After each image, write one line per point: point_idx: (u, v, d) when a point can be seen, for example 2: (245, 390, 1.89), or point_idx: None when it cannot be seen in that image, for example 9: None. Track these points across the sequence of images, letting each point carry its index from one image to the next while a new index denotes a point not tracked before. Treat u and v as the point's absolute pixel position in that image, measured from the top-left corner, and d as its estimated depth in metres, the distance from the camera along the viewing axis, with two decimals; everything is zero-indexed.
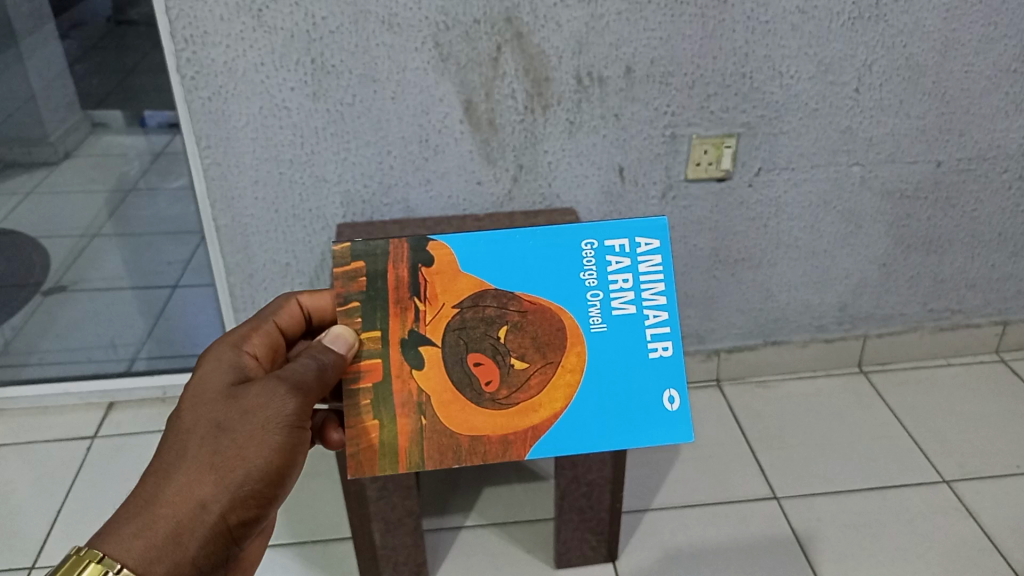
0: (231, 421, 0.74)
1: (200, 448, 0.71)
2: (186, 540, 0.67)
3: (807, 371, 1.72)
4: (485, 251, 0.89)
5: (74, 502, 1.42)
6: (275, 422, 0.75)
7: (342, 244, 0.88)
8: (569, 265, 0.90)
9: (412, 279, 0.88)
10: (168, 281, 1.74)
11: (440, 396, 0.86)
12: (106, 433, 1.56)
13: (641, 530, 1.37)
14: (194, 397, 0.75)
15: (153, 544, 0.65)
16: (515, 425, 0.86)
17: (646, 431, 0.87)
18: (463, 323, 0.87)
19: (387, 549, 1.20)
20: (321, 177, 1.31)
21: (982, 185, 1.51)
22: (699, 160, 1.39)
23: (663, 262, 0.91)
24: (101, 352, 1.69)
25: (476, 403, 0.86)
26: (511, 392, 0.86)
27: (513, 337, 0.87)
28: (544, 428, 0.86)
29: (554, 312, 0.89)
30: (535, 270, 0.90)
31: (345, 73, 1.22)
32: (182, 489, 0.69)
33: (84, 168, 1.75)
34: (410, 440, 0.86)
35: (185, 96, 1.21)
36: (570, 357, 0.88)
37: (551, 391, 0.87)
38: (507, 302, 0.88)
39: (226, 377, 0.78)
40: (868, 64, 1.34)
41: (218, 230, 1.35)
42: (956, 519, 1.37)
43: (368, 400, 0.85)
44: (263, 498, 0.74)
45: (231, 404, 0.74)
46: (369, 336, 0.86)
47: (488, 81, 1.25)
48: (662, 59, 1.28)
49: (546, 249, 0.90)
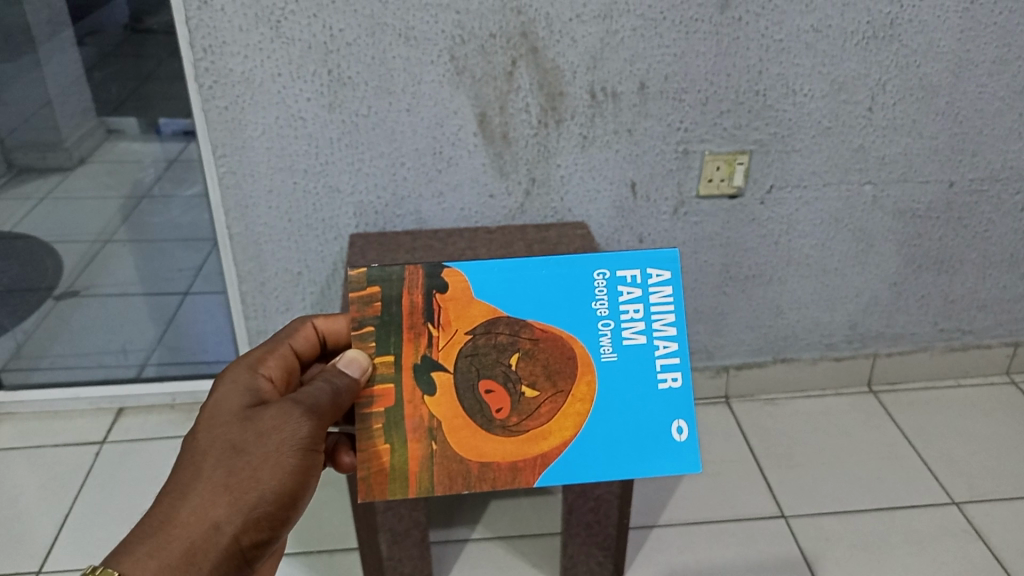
0: (246, 442, 0.74)
1: (215, 469, 0.72)
2: (199, 561, 0.68)
3: (816, 390, 1.72)
4: (498, 278, 0.88)
5: (82, 505, 1.42)
6: (290, 445, 0.75)
7: (357, 268, 0.87)
8: (581, 293, 0.89)
9: (426, 305, 0.87)
10: (179, 287, 1.74)
11: (450, 421, 0.86)
12: (115, 438, 1.58)
13: (648, 546, 1.37)
14: (210, 418, 0.76)
15: (166, 564, 0.67)
16: (524, 452, 0.86)
17: (653, 461, 0.87)
18: (475, 350, 0.87)
19: (393, 560, 1.20)
20: (335, 188, 1.32)
21: (994, 207, 1.51)
22: (711, 177, 1.39)
23: (674, 293, 0.90)
24: (112, 357, 1.76)
25: (486, 429, 0.86)
26: (521, 419, 0.87)
27: (524, 364, 0.87)
28: (552, 455, 0.86)
29: (565, 340, 0.88)
30: (547, 298, 0.89)
31: (361, 84, 1.23)
32: (197, 510, 0.70)
33: (96, 174, 1.66)
34: (419, 463, 0.86)
35: (202, 104, 1.23)
36: (581, 386, 0.88)
37: (560, 420, 0.87)
38: (519, 330, 0.88)
39: (241, 400, 0.78)
40: (881, 83, 1.34)
41: (231, 238, 1.36)
42: (966, 542, 1.37)
43: (380, 424, 0.86)
44: (276, 519, 0.75)
45: (246, 426, 0.75)
46: (382, 360, 0.86)
47: (503, 95, 1.26)
48: (676, 75, 1.29)
49: (558, 278, 0.89)
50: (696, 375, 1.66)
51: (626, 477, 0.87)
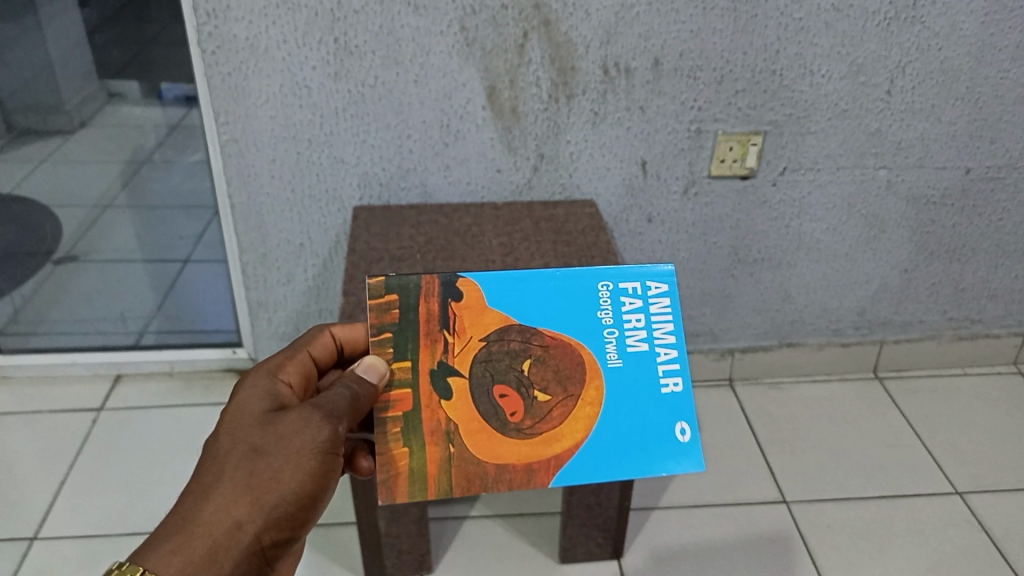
0: (267, 444, 0.73)
1: (237, 470, 0.71)
2: (221, 559, 0.67)
3: (821, 375, 1.70)
4: (509, 287, 0.87)
5: (79, 473, 1.41)
6: (311, 448, 0.73)
7: (375, 277, 0.85)
8: (585, 304, 0.88)
9: (442, 313, 0.85)
10: (179, 255, 1.76)
11: (466, 423, 0.83)
12: (113, 405, 1.55)
13: (648, 528, 1.36)
14: (232, 421, 0.75)
15: (190, 561, 0.66)
16: (539, 454, 0.82)
17: (659, 463, 0.84)
18: (489, 356, 0.84)
19: (391, 538, 1.18)
20: (340, 159, 1.29)
21: (1010, 195, 1.48)
22: (723, 157, 1.36)
23: (672, 304, 0.89)
24: (109, 326, 1.67)
25: (502, 433, 0.83)
26: (534, 422, 0.83)
27: (536, 369, 0.84)
28: (566, 457, 0.83)
29: (574, 347, 0.86)
30: (555, 307, 0.87)
31: (368, 54, 1.20)
32: (218, 509, 0.69)
33: (97, 140, 1.79)
34: (437, 464, 0.82)
35: (205, 70, 1.20)
36: (590, 390, 0.85)
37: (572, 422, 0.84)
38: (531, 336, 0.86)
39: (262, 404, 0.76)
40: (901, 66, 1.31)
41: (232, 208, 1.33)
42: (968, 533, 1.36)
43: (397, 428, 0.82)
44: (297, 521, 0.73)
45: (268, 429, 0.74)
46: (400, 365, 0.83)
47: (513, 68, 1.23)
48: (691, 52, 1.25)
49: (563, 290, 0.88)
50: (700, 358, 1.64)
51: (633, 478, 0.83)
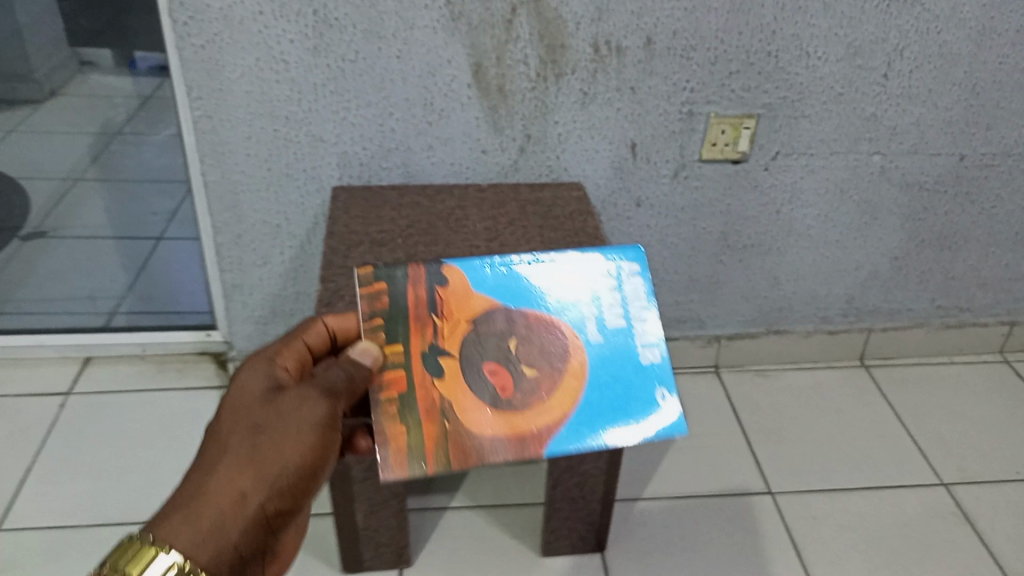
0: (268, 419, 0.70)
1: (240, 443, 0.68)
2: (228, 529, 0.65)
3: (808, 362, 1.68)
4: (488, 272, 0.86)
5: (45, 460, 1.36)
6: (312, 423, 0.70)
7: (363, 267, 0.84)
8: (563, 284, 0.87)
9: (430, 298, 0.83)
10: (151, 233, 1.69)
11: (461, 399, 0.80)
12: (82, 389, 1.51)
13: (632, 520, 1.33)
14: (233, 399, 0.72)
15: (197, 531, 0.64)
16: (532, 424, 0.79)
17: (647, 427, 0.81)
18: (478, 337, 0.82)
19: (369, 530, 1.15)
20: (318, 137, 1.24)
21: (1004, 182, 1.46)
22: (715, 141, 1.32)
23: (645, 283, 0.89)
24: (79, 305, 1.64)
25: (495, 407, 0.80)
26: (526, 395, 0.80)
27: (524, 347, 0.83)
28: (558, 425, 0.80)
29: (555, 323, 0.84)
30: (534, 288, 0.86)
31: (349, 27, 1.15)
32: (223, 481, 0.67)
33: (70, 110, 1.64)
34: (435, 437, 0.78)
35: (176, 42, 1.14)
36: (574, 362, 0.83)
37: (561, 393, 0.81)
38: (515, 316, 0.84)
39: (262, 381, 0.73)
40: (899, 49, 1.27)
41: (206, 186, 1.28)
42: (954, 525, 1.35)
43: (393, 408, 0.78)
44: (302, 495, 0.70)
45: (269, 404, 0.71)
46: (392, 348, 0.81)
47: (500, 45, 1.18)
48: (685, 32, 1.21)
49: (542, 273, 0.88)
50: (686, 344, 1.61)
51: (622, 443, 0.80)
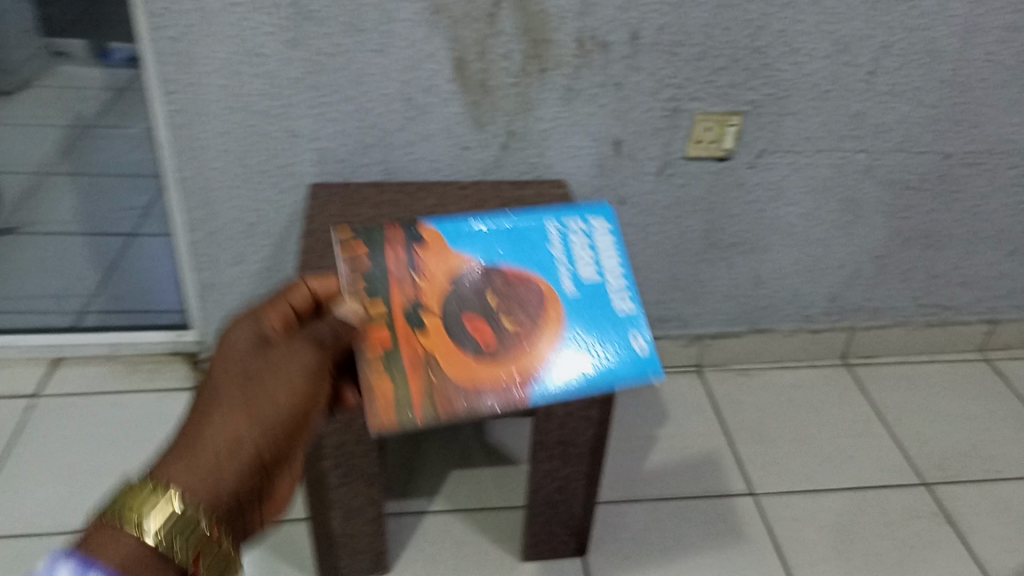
0: (258, 368, 0.67)
1: (233, 389, 0.65)
2: (226, 470, 0.60)
3: (791, 361, 1.67)
4: (466, 234, 0.91)
5: (12, 466, 1.32)
6: (302, 370, 0.68)
7: (343, 228, 0.90)
8: (537, 242, 0.91)
9: (409, 258, 0.87)
10: (123, 228, 1.67)
11: (445, 349, 0.80)
12: (50, 392, 1.45)
13: (614, 523, 1.31)
14: (221, 355, 0.68)
15: (196, 473, 0.58)
16: (516, 367, 0.79)
17: (624, 366, 0.79)
18: (455, 290, 0.85)
19: (347, 536, 1.12)
20: (295, 132, 1.21)
21: (987, 180, 1.45)
22: (700, 138, 1.31)
23: (615, 243, 0.92)
24: (47, 303, 1.56)
25: (479, 353, 0.80)
26: (507, 342, 0.81)
27: (502, 299, 0.84)
28: (540, 366, 0.79)
29: (530, 275, 0.87)
30: (509, 247, 0.90)
31: (327, 20, 1.11)
32: (217, 425, 0.62)
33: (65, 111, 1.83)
34: (421, 384, 0.77)
35: (147, 33, 1.10)
36: (552, 310, 0.84)
37: (541, 337, 0.81)
38: (490, 271, 0.87)
39: (249, 337, 0.70)
40: (886, 46, 1.26)
41: (179, 182, 1.24)
42: (936, 525, 1.34)
43: (378, 358, 0.79)
44: (295, 444, 0.66)
45: (258, 356, 0.68)
46: (373, 303, 0.83)
47: (483, 39, 1.15)
48: (671, 27, 1.18)
49: (517, 234, 0.91)
50: (669, 343, 1.60)
51: (600, 381, 0.78)
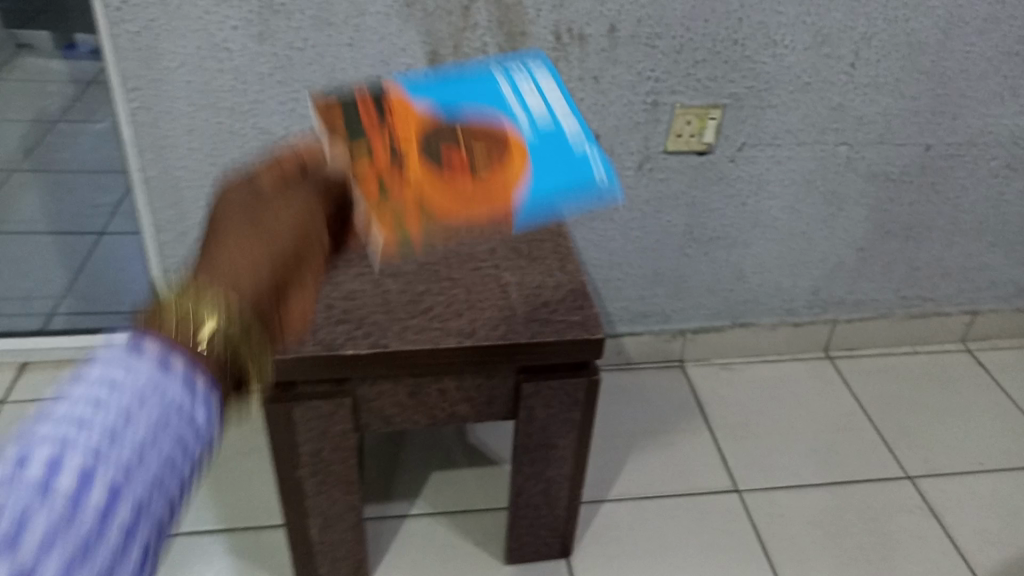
0: (267, 198, 0.62)
1: (246, 215, 0.60)
2: (261, 274, 0.55)
3: (773, 355, 1.66)
4: (431, 85, 0.92)
5: None
6: (311, 200, 0.64)
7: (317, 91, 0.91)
8: (493, 87, 0.90)
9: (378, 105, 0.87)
10: (95, 227, 1.57)
11: (428, 179, 0.78)
12: (17, 397, 1.44)
13: (597, 523, 1.30)
14: (222, 195, 0.63)
15: (230, 277, 0.53)
16: (495, 186, 0.77)
17: (583, 179, 0.77)
18: (428, 127, 0.84)
19: (325, 544, 1.09)
20: (266, 129, 1.18)
21: (968, 172, 1.44)
22: (680, 132, 1.28)
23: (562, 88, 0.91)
24: (14, 305, 1.57)
25: (455, 176, 0.78)
26: (481, 163, 0.79)
27: (469, 129, 0.82)
28: (516, 181, 0.77)
29: (492, 111, 0.85)
30: (467, 91, 0.89)
31: (296, 13, 1.08)
32: (242, 239, 0.57)
33: None
34: (416, 213, 0.76)
35: (109, 28, 1.06)
36: (514, 139, 0.81)
37: (509, 158, 0.79)
38: (454, 112, 0.86)
39: (249, 179, 0.65)
40: (867, 38, 1.24)
41: (146, 182, 1.21)
42: (920, 519, 1.34)
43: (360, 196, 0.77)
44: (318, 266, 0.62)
45: (267, 189, 0.63)
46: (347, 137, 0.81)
47: (457, 32, 1.12)
48: (649, 19, 1.16)
49: (476, 83, 0.91)
50: (651, 338, 1.58)
51: (561, 186, 0.76)
